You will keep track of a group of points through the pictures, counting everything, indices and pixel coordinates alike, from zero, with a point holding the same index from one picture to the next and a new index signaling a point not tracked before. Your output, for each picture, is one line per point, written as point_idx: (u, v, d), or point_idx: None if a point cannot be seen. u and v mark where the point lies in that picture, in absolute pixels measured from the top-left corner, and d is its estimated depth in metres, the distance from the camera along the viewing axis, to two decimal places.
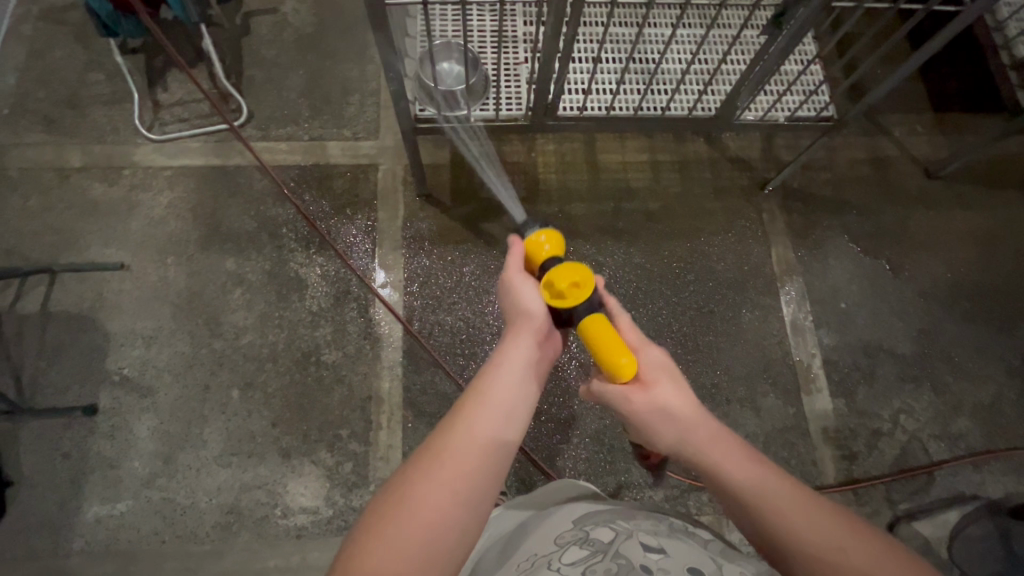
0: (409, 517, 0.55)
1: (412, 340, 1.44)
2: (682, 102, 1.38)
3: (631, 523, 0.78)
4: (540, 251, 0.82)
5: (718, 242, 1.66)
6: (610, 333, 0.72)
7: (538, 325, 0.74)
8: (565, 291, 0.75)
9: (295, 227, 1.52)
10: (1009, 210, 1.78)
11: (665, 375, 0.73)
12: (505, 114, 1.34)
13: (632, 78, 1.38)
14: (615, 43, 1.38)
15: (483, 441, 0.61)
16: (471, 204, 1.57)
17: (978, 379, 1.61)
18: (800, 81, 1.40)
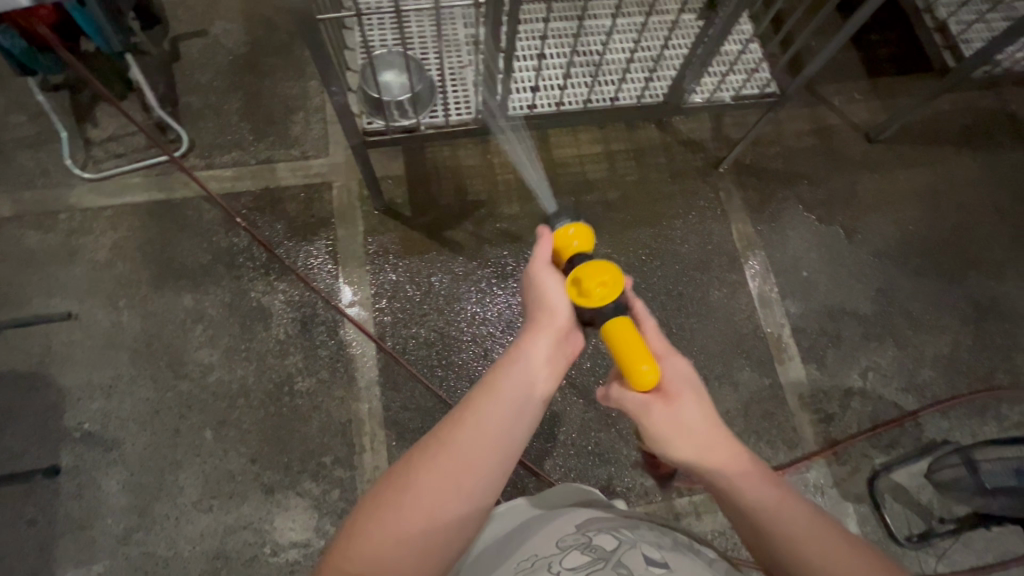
0: (414, 502, 0.61)
1: (387, 357, 1.41)
2: (630, 91, 1.38)
3: (635, 533, 0.78)
4: (570, 245, 0.78)
5: (679, 225, 1.68)
6: (635, 341, 0.69)
7: (560, 323, 0.75)
8: (591, 290, 0.72)
9: (251, 255, 1.47)
10: (947, 165, 1.85)
11: (687, 389, 0.72)
12: (455, 119, 1.31)
13: (579, 71, 1.37)
14: (558, 38, 1.37)
15: (494, 437, 0.65)
16: (431, 213, 1.55)
17: (937, 330, 1.67)
18: (742, 60, 1.42)
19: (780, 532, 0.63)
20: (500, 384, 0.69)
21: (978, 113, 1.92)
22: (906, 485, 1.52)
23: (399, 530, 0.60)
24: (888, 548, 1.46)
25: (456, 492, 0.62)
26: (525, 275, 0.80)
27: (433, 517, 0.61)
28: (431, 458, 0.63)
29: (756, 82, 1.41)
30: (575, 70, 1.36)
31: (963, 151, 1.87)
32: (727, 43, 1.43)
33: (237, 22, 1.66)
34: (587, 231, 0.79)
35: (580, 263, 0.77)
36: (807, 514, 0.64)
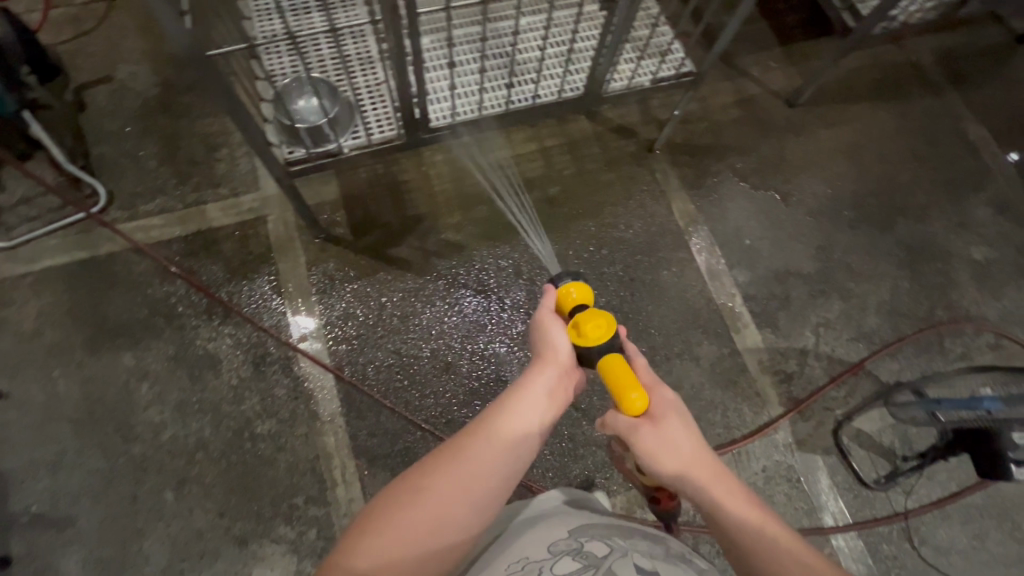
0: (423, 506, 0.66)
1: (347, 387, 1.38)
2: (548, 87, 1.39)
3: (628, 541, 0.78)
4: (569, 297, 0.86)
5: (622, 212, 1.70)
6: (626, 371, 0.75)
7: (563, 361, 0.82)
8: (589, 332, 0.80)
9: (190, 301, 1.41)
10: (865, 120, 1.93)
11: (673, 412, 0.76)
12: (379, 136, 1.30)
13: (495, 74, 1.37)
14: (466, 43, 1.36)
15: (502, 457, 0.71)
16: (373, 233, 1.52)
17: (876, 278, 1.74)
18: (654, 43, 1.43)
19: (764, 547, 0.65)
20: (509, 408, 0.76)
21: (886, 67, 2.01)
22: (869, 431, 1.58)
23: (404, 536, 0.64)
24: (860, 493, 1.52)
25: (463, 502, 0.68)
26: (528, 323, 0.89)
27: (437, 527, 0.66)
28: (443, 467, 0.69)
29: (671, 63, 1.44)
30: (490, 74, 1.35)
31: (877, 105, 1.96)
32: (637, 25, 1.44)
33: (143, 64, 1.59)
34: (587, 291, 0.87)
35: (580, 313, 0.84)
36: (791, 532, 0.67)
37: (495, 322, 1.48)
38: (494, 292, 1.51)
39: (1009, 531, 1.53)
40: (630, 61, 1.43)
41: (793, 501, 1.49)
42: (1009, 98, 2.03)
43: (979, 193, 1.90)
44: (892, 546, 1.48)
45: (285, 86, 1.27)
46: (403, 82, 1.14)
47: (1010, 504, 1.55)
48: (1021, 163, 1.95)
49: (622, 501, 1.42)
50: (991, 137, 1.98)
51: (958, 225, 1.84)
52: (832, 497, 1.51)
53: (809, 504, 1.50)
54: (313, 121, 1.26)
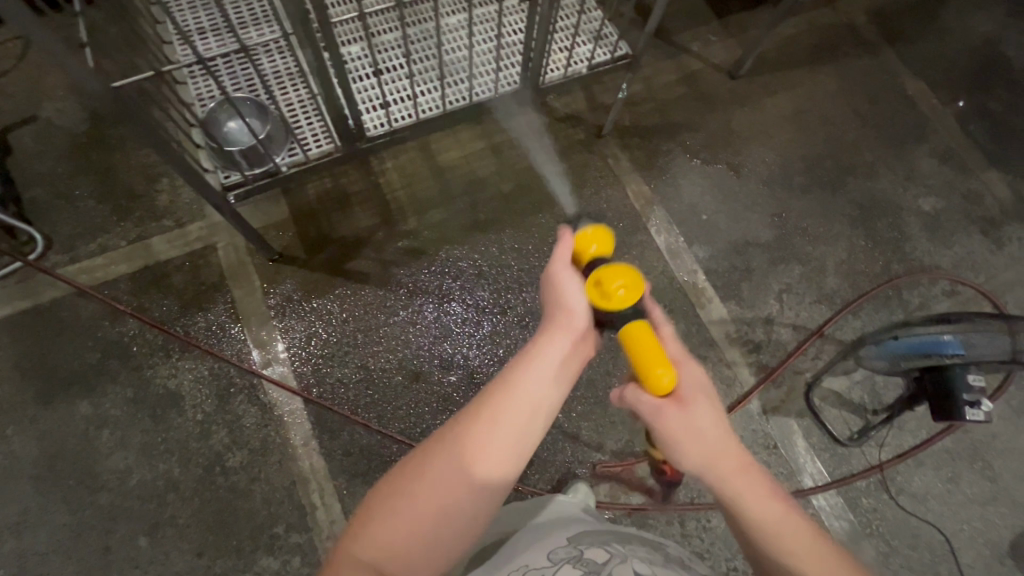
0: (424, 494, 0.65)
1: (316, 407, 1.35)
2: (484, 84, 1.36)
3: (624, 548, 0.86)
4: (589, 250, 0.84)
5: (577, 200, 1.68)
6: (652, 345, 0.75)
7: (579, 325, 0.78)
8: (611, 294, 0.78)
9: (145, 339, 1.37)
10: (807, 85, 1.96)
11: (700, 394, 0.76)
12: (316, 151, 1.27)
13: (425, 77, 1.34)
14: (387, 50, 1.33)
15: (506, 442, 0.68)
16: (327, 249, 1.49)
17: (832, 240, 1.77)
18: (582, 30, 1.42)
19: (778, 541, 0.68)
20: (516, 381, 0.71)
21: (823, 30, 2.04)
22: (839, 390, 1.61)
23: (404, 526, 0.64)
24: (836, 452, 1.55)
25: (464, 489, 0.66)
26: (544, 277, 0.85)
27: (437, 516, 0.65)
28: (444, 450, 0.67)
29: (605, 47, 1.43)
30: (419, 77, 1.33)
31: (817, 69, 1.99)
32: (561, 12, 1.43)
33: (68, 99, 1.53)
34: (606, 234, 0.86)
35: (599, 267, 0.83)
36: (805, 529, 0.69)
37: (461, 323, 1.48)
38: (468, 294, 1.51)
39: (980, 470, 1.58)
40: (562, 49, 1.42)
41: (772, 468, 1.52)
42: (942, 49, 2.08)
43: (922, 145, 1.94)
44: (871, 499, 1.53)
45: (207, 111, 1.23)
46: (329, 95, 1.11)
47: (978, 444, 1.61)
48: (960, 112, 2.01)
49: (606, 489, 1.44)
50: (930, 89, 2.02)
51: (905, 178, 1.89)
52: (809, 459, 1.54)
53: (788, 468, 1.53)
54: (247, 141, 1.24)
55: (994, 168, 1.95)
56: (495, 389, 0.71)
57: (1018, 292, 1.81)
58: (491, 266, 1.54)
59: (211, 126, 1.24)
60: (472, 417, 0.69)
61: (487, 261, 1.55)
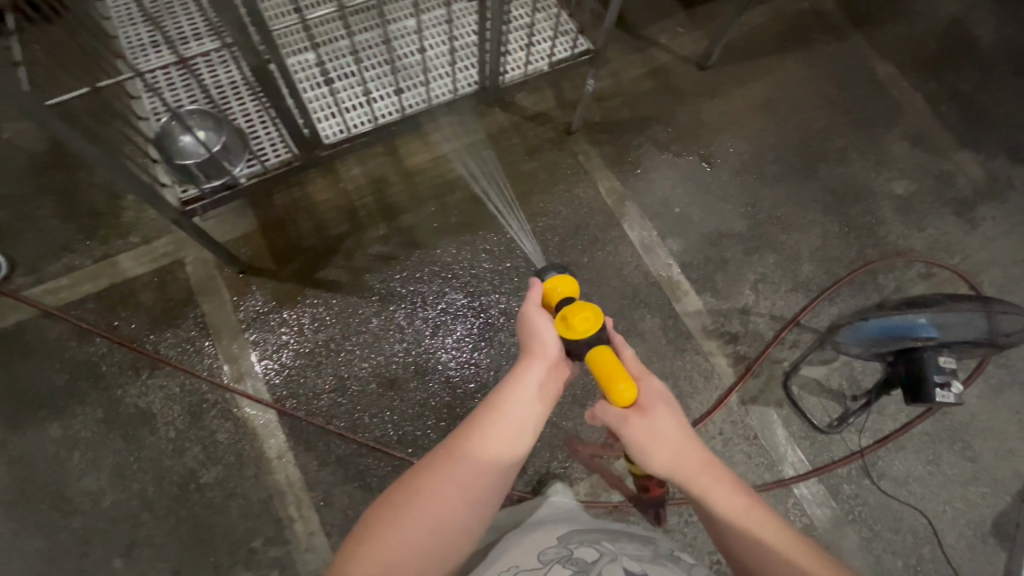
0: (420, 511, 0.71)
1: (290, 419, 1.35)
2: (442, 86, 1.35)
3: (615, 546, 0.86)
4: (555, 291, 0.90)
5: (549, 199, 1.67)
6: (613, 362, 0.78)
7: (552, 354, 0.84)
8: (577, 325, 0.82)
9: (114, 358, 1.36)
10: (776, 73, 1.96)
11: (661, 401, 0.80)
12: (275, 161, 1.27)
13: (379, 83, 1.33)
14: (335, 61, 1.32)
15: (492, 460, 0.75)
16: (297, 259, 1.48)
17: (806, 227, 1.77)
18: (538, 29, 1.42)
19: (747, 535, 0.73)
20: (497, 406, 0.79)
21: (789, 18, 2.04)
22: (817, 377, 1.61)
23: (403, 541, 0.69)
24: (816, 439, 1.55)
25: (457, 504, 0.73)
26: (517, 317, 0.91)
27: (434, 528, 0.71)
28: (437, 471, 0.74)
29: (564, 44, 1.42)
30: (372, 83, 1.32)
31: (785, 57, 1.99)
32: (514, 11, 1.42)
33: (28, 119, 1.52)
34: (569, 279, 0.91)
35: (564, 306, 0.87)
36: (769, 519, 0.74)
37: (435, 328, 1.47)
38: (442, 298, 1.50)
39: (959, 450, 1.59)
40: (520, 48, 1.40)
41: (753, 458, 1.52)
42: (910, 32, 2.08)
43: (893, 128, 1.95)
44: (852, 485, 1.53)
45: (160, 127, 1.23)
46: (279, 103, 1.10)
47: (957, 425, 1.61)
48: (929, 94, 2.01)
49: (587, 488, 1.44)
50: (899, 72, 2.03)
51: (877, 163, 1.89)
52: (789, 448, 1.54)
53: (768, 458, 1.53)
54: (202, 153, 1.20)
55: (965, 148, 1.95)
56: (480, 415, 0.78)
57: (993, 271, 1.82)
58: (464, 268, 1.54)
59: (164, 142, 1.22)
60: (460, 442, 0.76)
61: (461, 263, 1.54)
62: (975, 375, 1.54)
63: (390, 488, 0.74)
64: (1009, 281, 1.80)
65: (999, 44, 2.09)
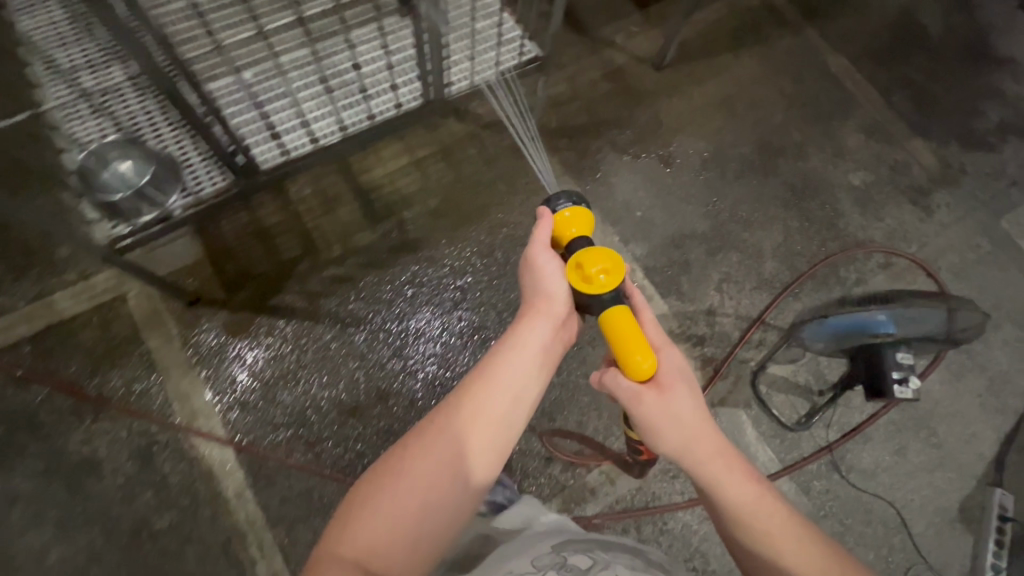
0: (417, 474, 0.76)
1: (249, 456, 1.30)
2: (383, 103, 1.33)
3: (607, 553, 0.87)
4: (568, 230, 0.91)
5: (511, 209, 1.61)
6: (632, 331, 0.82)
7: (559, 310, 0.90)
8: (594, 265, 0.86)
9: (55, 404, 1.29)
10: (731, 70, 1.96)
11: (678, 381, 0.85)
12: (210, 188, 1.27)
13: (314, 102, 1.28)
14: (260, 79, 1.24)
15: (488, 427, 0.81)
16: (248, 286, 1.42)
17: (767, 224, 1.77)
18: (484, 33, 1.37)
19: (739, 510, 0.81)
20: (499, 364, 0.85)
21: (742, 14, 2.04)
22: (784, 375, 1.60)
23: (400, 501, 0.74)
24: (787, 438, 1.55)
25: (454, 468, 0.78)
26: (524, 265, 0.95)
27: (429, 492, 0.76)
28: (435, 435, 0.79)
29: (512, 50, 1.39)
30: (306, 103, 1.27)
31: (740, 53, 1.99)
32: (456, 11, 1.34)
33: None
34: (584, 215, 0.92)
35: (580, 248, 0.90)
36: (760, 496, 0.82)
37: (397, 351, 1.43)
38: (406, 318, 1.46)
39: (926, 438, 1.61)
40: (465, 58, 1.36)
41: None
42: (860, 23, 2.10)
43: (848, 121, 1.96)
44: (824, 481, 1.53)
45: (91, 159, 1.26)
46: None
47: (924, 413, 1.63)
48: (881, 85, 2.03)
49: (559, 502, 1.42)
50: (852, 65, 2.04)
51: (834, 155, 1.90)
52: (760, 448, 1.54)
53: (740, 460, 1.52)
54: (128, 185, 1.22)
55: (917, 137, 1.97)
56: (480, 380, 0.84)
57: (950, 257, 1.84)
58: (428, 288, 1.50)
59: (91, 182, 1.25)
60: (458, 409, 0.82)
61: (422, 281, 1.50)
62: (934, 366, 1.59)
63: (392, 449, 0.80)
64: (966, 266, 1.83)
65: (944, 33, 2.12)
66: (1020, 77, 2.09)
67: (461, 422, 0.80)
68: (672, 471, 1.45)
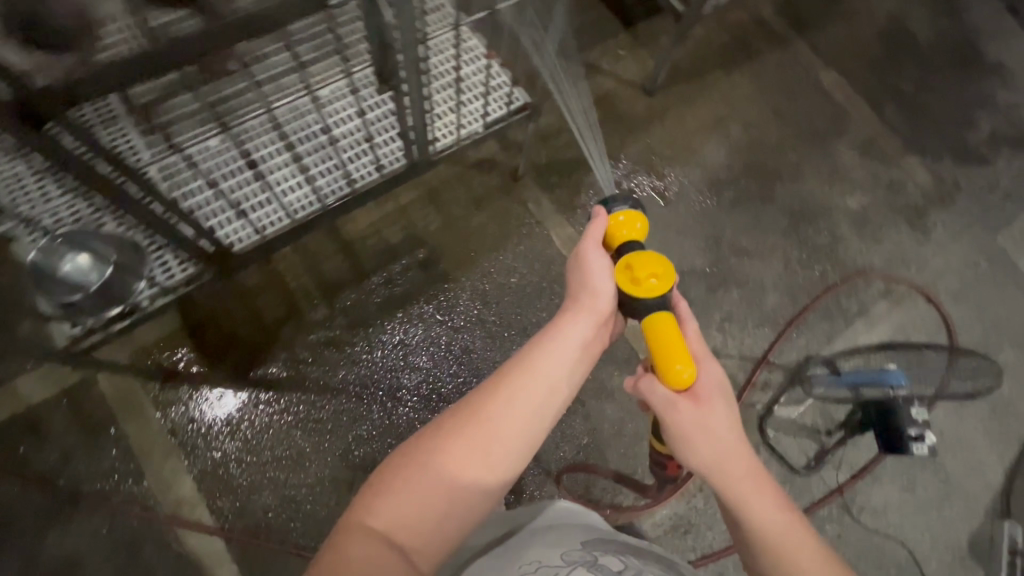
0: (438, 467, 0.63)
1: (242, 543, 1.24)
2: (363, 166, 1.23)
3: (639, 560, 0.78)
4: (619, 232, 0.78)
5: (505, 255, 1.52)
6: (675, 337, 0.70)
7: (602, 308, 0.76)
8: (643, 274, 0.73)
9: (29, 501, 1.22)
10: (724, 89, 1.88)
11: (718, 395, 0.73)
12: (177, 276, 1.15)
13: (283, 174, 1.20)
14: (216, 161, 1.16)
15: (523, 421, 0.67)
16: (228, 357, 1.34)
17: (766, 256, 1.72)
18: (468, 83, 1.30)
19: (783, 547, 0.66)
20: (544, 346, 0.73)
21: (731, 27, 1.95)
22: (792, 417, 1.59)
23: (418, 497, 0.62)
24: (795, 481, 1.54)
25: (480, 462, 0.65)
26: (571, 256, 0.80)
27: (449, 491, 0.63)
28: (462, 424, 0.66)
29: (498, 100, 1.31)
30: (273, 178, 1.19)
31: (731, 71, 1.90)
32: (436, 64, 1.29)
33: None
34: (640, 218, 0.79)
35: (628, 253, 0.76)
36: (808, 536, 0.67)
37: (393, 418, 1.35)
38: (400, 379, 1.39)
39: (933, 470, 1.58)
40: (449, 110, 1.29)
41: None
42: (854, 31, 2.01)
43: (842, 138, 1.88)
44: (835, 524, 1.52)
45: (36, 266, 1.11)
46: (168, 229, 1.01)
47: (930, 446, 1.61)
48: (874, 98, 1.94)
49: None
50: (843, 78, 1.95)
51: (830, 177, 1.83)
52: None
53: None
54: (93, 281, 1.11)
55: (913, 153, 1.89)
56: (516, 366, 0.71)
57: (950, 279, 1.77)
58: (421, 345, 1.42)
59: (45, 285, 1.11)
60: (491, 396, 0.68)
61: (415, 339, 1.42)
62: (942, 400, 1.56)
63: (427, 424, 0.68)
64: (965, 287, 1.76)
65: (935, 38, 2.03)
66: (1011, 82, 2.00)
67: (503, 402, 0.68)
68: (684, 526, 1.41)
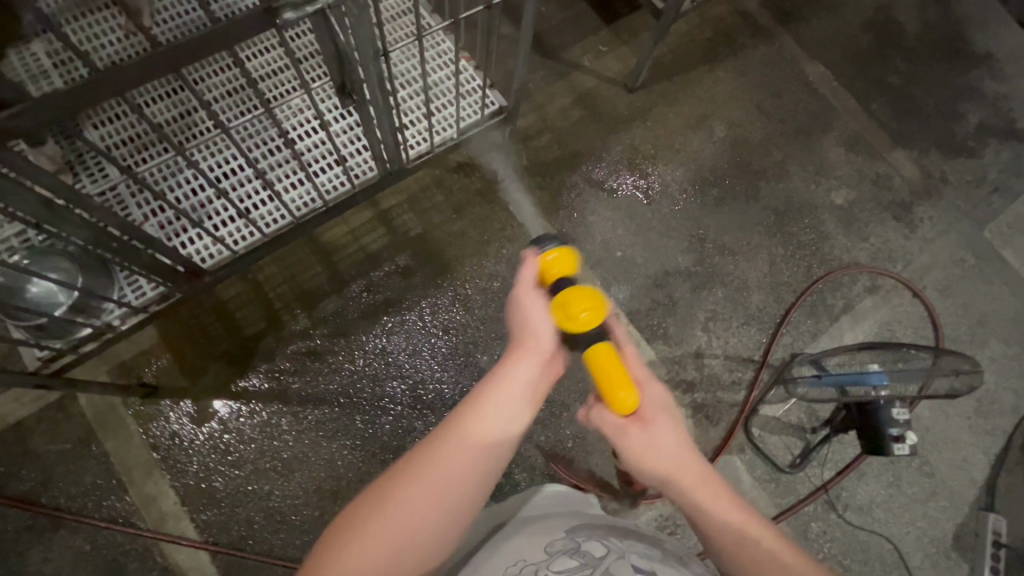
0: (392, 519, 0.61)
1: (225, 556, 1.25)
2: (333, 178, 1.24)
3: (624, 542, 0.77)
4: (551, 273, 0.77)
5: (486, 261, 1.51)
6: (615, 364, 0.69)
7: (544, 349, 0.74)
8: (578, 312, 0.71)
9: (12, 520, 1.23)
10: (707, 85, 1.86)
11: (662, 412, 0.73)
12: (146, 295, 1.16)
13: (247, 190, 1.19)
14: (176, 182, 1.16)
15: (477, 463, 0.65)
16: (207, 372, 1.34)
17: (751, 254, 1.72)
18: (439, 89, 1.29)
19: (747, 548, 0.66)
20: (501, 377, 0.71)
21: (715, 22, 1.92)
22: (776, 416, 1.60)
23: (374, 550, 0.60)
24: (780, 480, 1.55)
25: (437, 509, 0.63)
26: (510, 304, 0.79)
27: (406, 540, 0.61)
28: (415, 472, 0.64)
29: (472, 105, 1.31)
30: (237, 197, 1.19)
31: (715, 67, 1.88)
32: (402, 69, 1.28)
33: None
34: (570, 255, 0.78)
35: (564, 289, 0.75)
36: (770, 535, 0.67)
37: (375, 429, 1.35)
38: (381, 388, 1.38)
39: (917, 467, 1.59)
40: (422, 117, 1.29)
41: None
42: (840, 22, 1.99)
43: (828, 133, 1.87)
44: (820, 522, 1.53)
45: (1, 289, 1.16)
46: (133, 253, 0.99)
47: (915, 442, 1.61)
48: (861, 92, 1.93)
49: None
50: (830, 72, 1.93)
51: (817, 173, 1.82)
52: (757, 493, 1.53)
53: None
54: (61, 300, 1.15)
55: (899, 147, 1.88)
56: (466, 408, 0.68)
57: (936, 274, 1.76)
58: (404, 352, 1.42)
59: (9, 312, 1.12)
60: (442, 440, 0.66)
61: (397, 347, 1.42)
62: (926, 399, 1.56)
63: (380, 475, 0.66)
64: (951, 282, 1.76)
65: (923, 29, 2.01)
66: (999, 74, 1.99)
67: (454, 446, 0.65)
68: (669, 526, 1.42)
